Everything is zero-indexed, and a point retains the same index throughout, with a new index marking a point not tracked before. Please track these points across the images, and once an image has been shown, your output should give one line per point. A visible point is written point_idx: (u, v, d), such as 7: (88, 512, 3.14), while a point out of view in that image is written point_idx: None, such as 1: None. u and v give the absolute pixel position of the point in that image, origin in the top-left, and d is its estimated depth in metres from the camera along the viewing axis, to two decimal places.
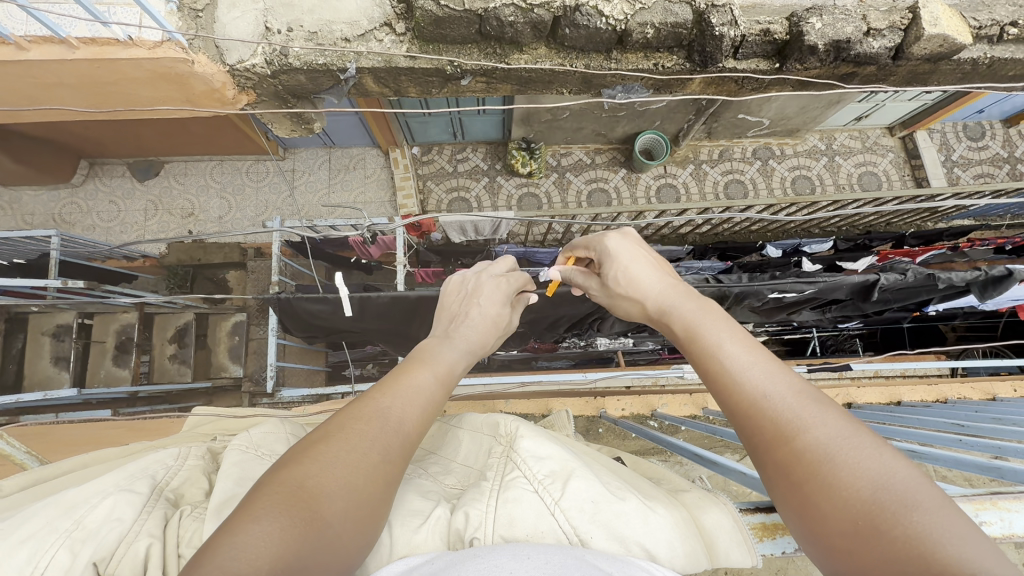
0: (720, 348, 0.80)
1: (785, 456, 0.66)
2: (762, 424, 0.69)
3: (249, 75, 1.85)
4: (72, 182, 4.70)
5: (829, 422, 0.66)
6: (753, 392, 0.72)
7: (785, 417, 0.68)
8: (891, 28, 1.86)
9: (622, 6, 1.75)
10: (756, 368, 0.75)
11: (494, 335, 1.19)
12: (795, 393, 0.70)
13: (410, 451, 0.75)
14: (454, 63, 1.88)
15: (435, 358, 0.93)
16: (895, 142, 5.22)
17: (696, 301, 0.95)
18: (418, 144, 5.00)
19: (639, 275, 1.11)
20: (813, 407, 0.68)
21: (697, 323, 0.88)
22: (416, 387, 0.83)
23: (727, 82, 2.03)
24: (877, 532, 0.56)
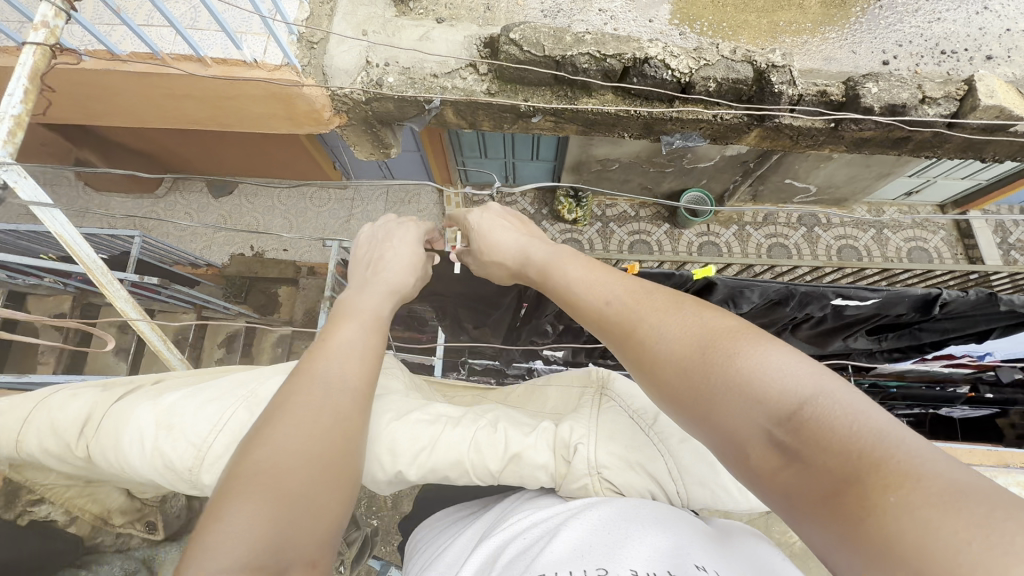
0: (578, 283, 1.00)
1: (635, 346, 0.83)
2: (616, 331, 0.87)
3: (346, 100, 2.08)
4: (155, 193, 5.16)
5: (662, 308, 0.84)
6: (600, 304, 0.92)
7: (625, 319, 0.87)
8: (946, 97, 1.96)
9: (688, 61, 1.93)
10: (601, 285, 0.96)
11: (414, 273, 1.29)
12: (629, 295, 0.90)
13: (357, 405, 0.88)
14: (527, 103, 2.07)
15: (355, 310, 1.07)
16: (947, 220, 5.16)
17: (558, 251, 1.18)
18: (470, 185, 5.29)
19: (508, 236, 1.32)
20: (646, 300, 0.87)
21: (556, 267, 1.10)
22: (343, 341, 0.97)
23: (783, 137, 2.15)
24: (704, 379, 0.71)
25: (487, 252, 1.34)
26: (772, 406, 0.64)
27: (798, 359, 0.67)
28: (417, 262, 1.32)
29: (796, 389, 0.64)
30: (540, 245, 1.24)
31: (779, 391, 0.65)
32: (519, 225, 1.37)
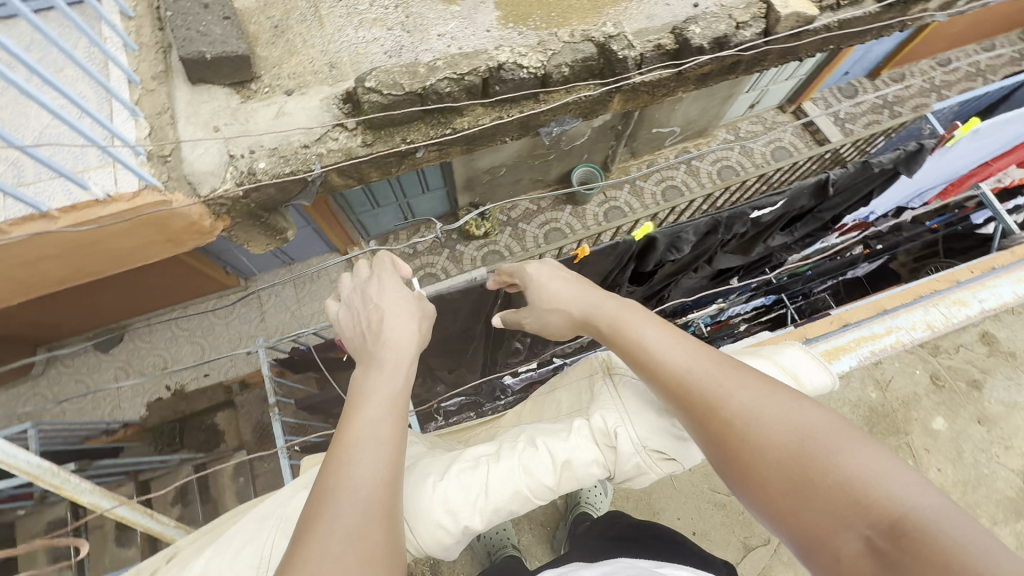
0: (647, 347, 1.01)
1: (717, 424, 0.86)
2: (693, 401, 0.90)
3: (223, 200, 1.97)
4: (31, 374, 4.53)
5: (747, 387, 0.87)
6: (678, 369, 0.95)
7: (707, 392, 0.89)
8: (754, 18, 2.24)
9: (537, 56, 2.06)
10: (677, 350, 0.98)
11: (416, 318, 1.28)
12: (716, 366, 0.93)
13: (384, 501, 0.91)
14: (406, 141, 2.08)
15: (369, 389, 1.08)
16: (790, 117, 5.86)
17: (615, 300, 1.16)
18: (374, 238, 5.19)
19: (564, 291, 1.31)
20: (735, 375, 0.90)
21: (620, 322, 1.10)
22: (358, 433, 0.98)
23: (641, 93, 2.34)
24: (802, 479, 0.74)
25: (548, 302, 1.32)
26: (872, 515, 0.68)
27: (904, 471, 0.70)
28: (414, 309, 1.30)
29: (904, 506, 0.67)
30: (600, 295, 1.22)
31: (883, 500, 0.68)
32: (575, 278, 1.36)
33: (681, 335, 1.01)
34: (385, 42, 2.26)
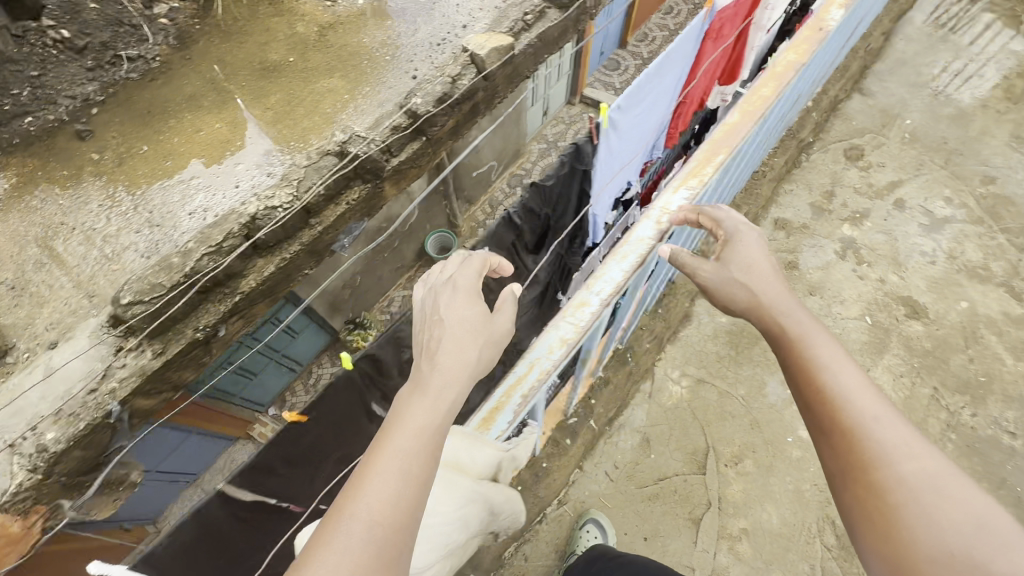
0: (827, 374, 1.30)
1: (866, 471, 1.15)
2: (856, 448, 1.18)
3: (23, 498, 1.68)
4: None
5: (923, 464, 1.12)
6: (864, 415, 1.21)
7: (879, 451, 1.15)
8: (464, 66, 2.43)
9: (286, 192, 2.08)
10: (852, 391, 1.26)
11: (471, 345, 1.39)
12: (903, 439, 1.16)
13: (405, 514, 1.08)
14: (201, 326, 1.98)
15: (415, 414, 1.21)
16: (582, 106, 6.43)
17: (803, 319, 1.46)
18: (272, 404, 4.85)
19: (749, 280, 1.61)
20: (905, 451, 1.14)
21: (805, 341, 1.40)
22: (386, 461, 1.11)
23: (408, 170, 2.42)
24: (953, 560, 0.98)
25: (741, 294, 1.60)
26: None
27: None
28: (474, 330, 1.42)
29: None
30: (802, 311, 1.49)
31: None
32: (771, 272, 1.63)
33: (874, 390, 1.26)
34: (138, 245, 2.17)
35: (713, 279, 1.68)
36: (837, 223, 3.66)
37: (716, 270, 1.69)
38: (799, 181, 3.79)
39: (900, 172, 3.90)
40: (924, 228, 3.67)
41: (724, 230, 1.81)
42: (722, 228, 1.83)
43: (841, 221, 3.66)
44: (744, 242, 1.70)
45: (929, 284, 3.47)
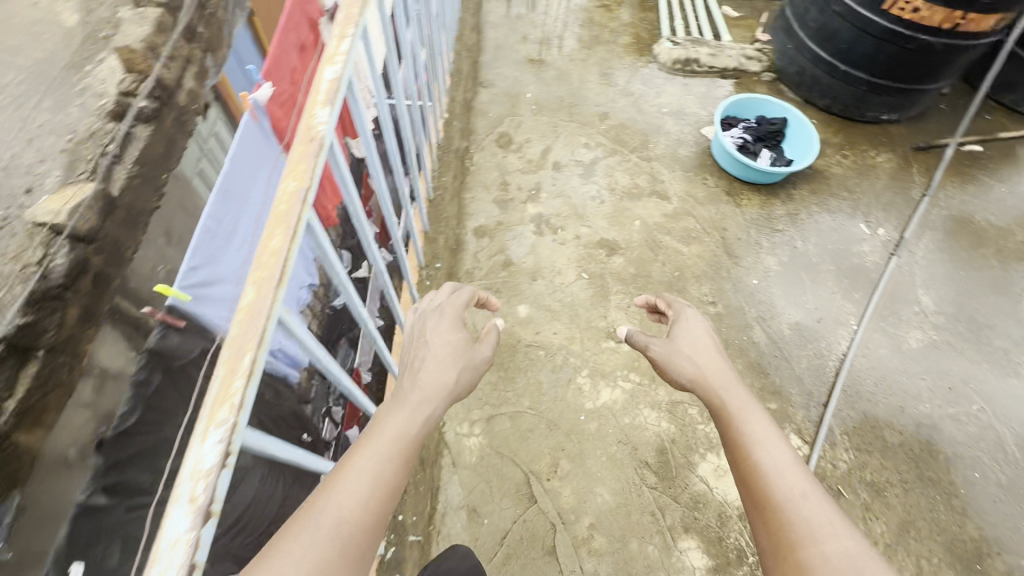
0: (750, 443, 1.10)
1: (795, 543, 0.93)
2: (783, 520, 0.96)
3: None
4: None
5: (839, 537, 0.91)
6: (786, 487, 1.00)
7: (800, 522, 0.94)
8: None
9: None
10: (778, 464, 1.05)
11: (455, 368, 1.17)
12: (825, 515, 0.95)
13: (371, 520, 0.81)
14: None
15: (397, 420, 0.98)
16: None
17: (738, 392, 1.26)
18: None
19: (696, 356, 1.40)
20: (827, 527, 0.93)
21: (740, 413, 1.19)
22: (364, 461, 0.87)
23: None
24: None
25: (671, 363, 1.42)
26: None
27: None
28: (461, 349, 1.21)
29: None
30: (732, 376, 1.32)
31: None
32: (716, 350, 1.41)
33: (798, 460, 1.06)
34: None
35: (662, 353, 1.47)
36: (548, 97, 2.91)
37: (665, 346, 1.47)
38: (481, 77, 2.95)
39: (568, 24, 3.28)
40: (631, 63, 3.12)
41: (677, 316, 1.60)
42: (676, 311, 1.62)
43: (549, 94, 2.92)
44: (699, 325, 1.49)
45: (673, 109, 2.93)
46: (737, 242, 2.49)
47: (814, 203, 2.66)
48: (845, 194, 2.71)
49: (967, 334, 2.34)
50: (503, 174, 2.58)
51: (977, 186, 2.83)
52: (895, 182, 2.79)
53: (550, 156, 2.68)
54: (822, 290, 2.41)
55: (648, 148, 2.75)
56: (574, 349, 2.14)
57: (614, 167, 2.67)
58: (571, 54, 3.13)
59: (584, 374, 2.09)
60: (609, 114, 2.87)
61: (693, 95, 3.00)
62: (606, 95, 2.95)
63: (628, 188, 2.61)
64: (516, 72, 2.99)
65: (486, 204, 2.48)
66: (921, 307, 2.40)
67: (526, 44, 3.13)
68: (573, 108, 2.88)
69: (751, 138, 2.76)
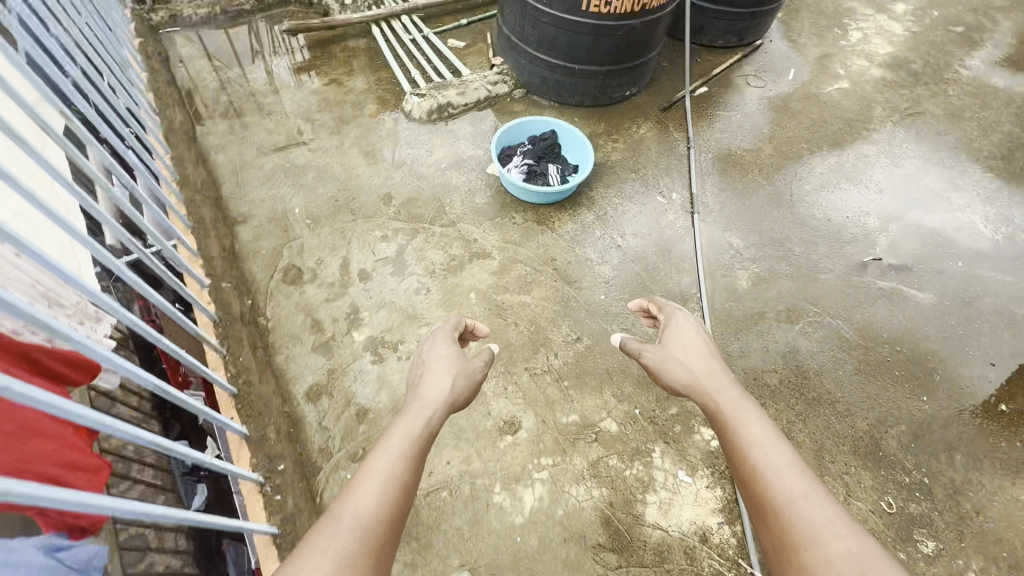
0: (746, 440, 1.27)
1: (781, 523, 1.08)
2: (771, 499, 1.13)
3: None
4: None
5: (821, 517, 1.06)
6: (773, 474, 1.17)
7: (782, 499, 1.11)
8: None
9: None
10: (769, 454, 1.22)
11: (455, 381, 1.47)
12: (807, 497, 1.11)
13: (386, 517, 1.05)
14: None
15: (404, 432, 1.25)
16: None
17: (735, 394, 1.44)
18: None
19: (687, 360, 1.59)
20: (809, 508, 1.09)
21: (737, 412, 1.37)
22: (377, 469, 1.13)
23: None
24: None
25: (664, 367, 1.62)
26: None
27: None
28: (463, 374, 1.52)
29: None
30: (722, 375, 1.51)
31: None
32: (708, 354, 1.60)
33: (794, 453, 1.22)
34: None
35: (654, 358, 1.68)
36: (318, 202, 2.58)
37: (659, 351, 1.70)
38: (233, 211, 2.50)
39: (304, 112, 2.96)
40: (389, 130, 2.92)
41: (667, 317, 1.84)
42: (665, 314, 1.85)
43: (318, 198, 2.59)
44: (683, 321, 1.72)
45: (451, 160, 2.81)
46: (571, 267, 2.46)
47: (612, 195, 2.75)
48: (633, 176, 2.85)
49: (776, 254, 2.62)
50: (309, 313, 2.21)
51: (719, 120, 3.20)
52: (663, 145, 3.03)
53: (353, 267, 2.37)
54: (658, 275, 2.49)
55: (446, 211, 2.60)
56: (476, 468, 1.91)
57: (422, 247, 2.47)
58: (322, 144, 2.82)
59: (500, 489, 1.87)
60: (391, 193, 2.65)
61: (462, 139, 2.92)
62: (377, 174, 2.72)
63: (446, 261, 2.43)
64: (270, 189, 2.60)
65: (305, 357, 2.10)
66: (735, 248, 2.62)
67: (268, 152, 2.74)
68: (350, 203, 2.59)
69: (535, 160, 2.76)
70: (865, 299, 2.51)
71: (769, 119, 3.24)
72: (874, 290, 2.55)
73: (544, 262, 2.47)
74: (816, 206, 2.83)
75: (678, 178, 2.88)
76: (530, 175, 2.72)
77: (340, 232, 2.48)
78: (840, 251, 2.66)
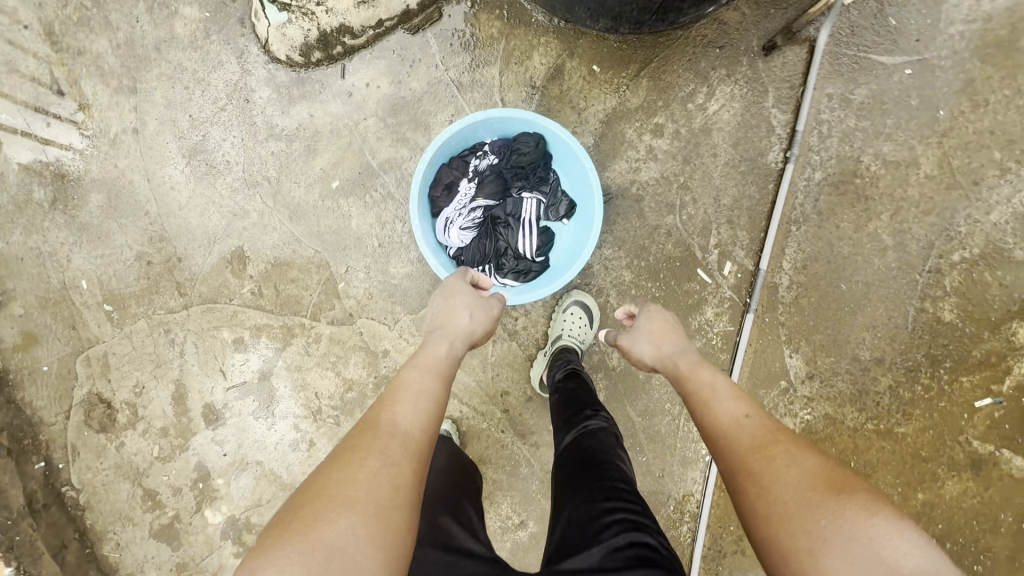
0: (705, 387, 1.06)
1: (761, 459, 0.85)
2: (748, 447, 0.89)
3: None
4: None
5: (798, 455, 0.83)
6: (743, 429, 0.93)
7: (752, 440, 0.89)
8: None
9: None
10: (731, 402, 1.00)
11: (477, 329, 1.28)
12: (772, 432, 0.90)
13: (419, 442, 0.88)
14: None
15: (433, 358, 1.13)
16: None
17: (690, 359, 1.18)
18: None
19: (651, 330, 1.31)
20: (778, 442, 0.87)
21: (693, 371, 1.13)
22: (416, 389, 1.00)
23: None
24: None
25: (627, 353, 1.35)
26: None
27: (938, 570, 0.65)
28: (487, 304, 1.35)
29: None
30: (679, 338, 1.26)
31: None
32: (670, 329, 1.30)
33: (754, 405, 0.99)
34: None
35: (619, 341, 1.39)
36: (117, 268, 1.51)
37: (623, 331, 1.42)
38: None
39: (51, 25, 1.47)
40: (227, 84, 1.52)
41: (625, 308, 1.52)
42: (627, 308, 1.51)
43: (115, 260, 1.51)
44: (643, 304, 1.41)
45: (348, 175, 1.56)
46: (529, 410, 1.63)
47: (621, 266, 1.64)
48: (668, 222, 1.64)
49: (846, 392, 1.72)
50: (138, 482, 1.54)
51: (868, 84, 1.67)
52: (742, 147, 1.65)
53: (193, 402, 1.55)
54: (659, 424, 1.66)
55: (336, 293, 1.57)
56: None
57: (299, 365, 1.57)
58: (101, 122, 1.50)
59: None
60: (243, 250, 1.54)
61: (368, 119, 1.56)
62: (215, 204, 1.53)
63: (338, 394, 1.58)
64: (29, 237, 1.50)
65: (142, 546, 1.55)
66: (789, 378, 1.71)
67: (5, 141, 1.48)
68: (172, 271, 1.53)
69: (497, 201, 1.54)
70: (943, 471, 1.75)
71: (964, 82, 1.68)
72: (965, 453, 1.74)
73: (490, 400, 1.63)
74: (954, 301, 1.72)
75: (744, 231, 1.66)
76: (487, 236, 1.54)
77: (163, 331, 1.53)
78: (947, 390, 1.74)
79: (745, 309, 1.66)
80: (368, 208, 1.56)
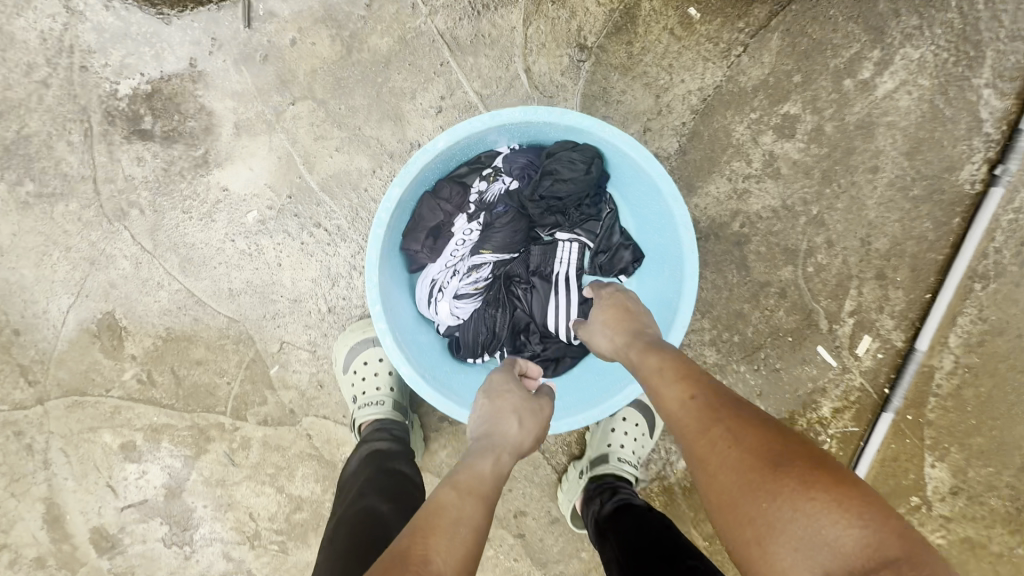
0: (659, 361, 0.67)
1: (720, 461, 0.53)
2: (702, 441, 0.56)
3: None
4: None
5: (761, 438, 0.53)
6: (693, 408, 0.59)
7: (706, 425, 0.56)
8: None
9: None
10: (671, 371, 0.65)
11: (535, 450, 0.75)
12: (730, 404, 0.57)
13: None
14: None
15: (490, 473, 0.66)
16: None
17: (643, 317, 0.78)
18: None
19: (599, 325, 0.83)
20: (741, 425, 0.55)
21: (634, 332, 0.75)
22: (470, 521, 0.57)
23: None
24: None
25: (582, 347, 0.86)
26: None
27: None
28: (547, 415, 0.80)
29: None
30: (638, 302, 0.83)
31: None
32: (627, 316, 0.79)
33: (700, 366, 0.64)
34: None
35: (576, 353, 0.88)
36: None
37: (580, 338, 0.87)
38: None
39: None
40: (48, 40, 0.87)
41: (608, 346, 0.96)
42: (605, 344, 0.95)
43: None
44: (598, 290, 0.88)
45: (271, 201, 0.95)
46: (555, 538, 1.14)
47: (701, 342, 1.07)
48: (783, 276, 1.04)
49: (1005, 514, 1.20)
50: None
51: None
52: (921, 156, 1.00)
53: (74, 525, 1.08)
54: None
55: (267, 381, 1.03)
56: None
57: (222, 478, 1.08)
58: None
59: None
60: (115, 319, 0.98)
61: (298, 103, 0.91)
62: (59, 246, 0.95)
63: (282, 515, 1.10)
64: None
65: None
66: (924, 494, 1.20)
67: None
68: (11, 348, 0.99)
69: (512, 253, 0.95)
70: None
71: None
72: None
73: (497, 522, 1.15)
74: None
75: (900, 291, 1.06)
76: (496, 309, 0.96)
77: (15, 433, 1.03)
78: None
79: (882, 407, 1.10)
80: (308, 254, 0.97)
